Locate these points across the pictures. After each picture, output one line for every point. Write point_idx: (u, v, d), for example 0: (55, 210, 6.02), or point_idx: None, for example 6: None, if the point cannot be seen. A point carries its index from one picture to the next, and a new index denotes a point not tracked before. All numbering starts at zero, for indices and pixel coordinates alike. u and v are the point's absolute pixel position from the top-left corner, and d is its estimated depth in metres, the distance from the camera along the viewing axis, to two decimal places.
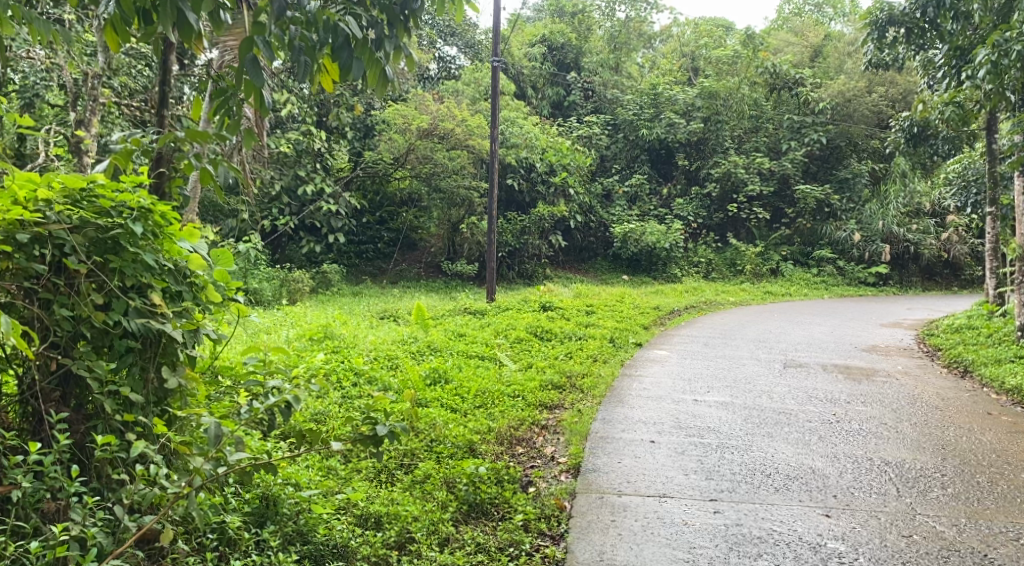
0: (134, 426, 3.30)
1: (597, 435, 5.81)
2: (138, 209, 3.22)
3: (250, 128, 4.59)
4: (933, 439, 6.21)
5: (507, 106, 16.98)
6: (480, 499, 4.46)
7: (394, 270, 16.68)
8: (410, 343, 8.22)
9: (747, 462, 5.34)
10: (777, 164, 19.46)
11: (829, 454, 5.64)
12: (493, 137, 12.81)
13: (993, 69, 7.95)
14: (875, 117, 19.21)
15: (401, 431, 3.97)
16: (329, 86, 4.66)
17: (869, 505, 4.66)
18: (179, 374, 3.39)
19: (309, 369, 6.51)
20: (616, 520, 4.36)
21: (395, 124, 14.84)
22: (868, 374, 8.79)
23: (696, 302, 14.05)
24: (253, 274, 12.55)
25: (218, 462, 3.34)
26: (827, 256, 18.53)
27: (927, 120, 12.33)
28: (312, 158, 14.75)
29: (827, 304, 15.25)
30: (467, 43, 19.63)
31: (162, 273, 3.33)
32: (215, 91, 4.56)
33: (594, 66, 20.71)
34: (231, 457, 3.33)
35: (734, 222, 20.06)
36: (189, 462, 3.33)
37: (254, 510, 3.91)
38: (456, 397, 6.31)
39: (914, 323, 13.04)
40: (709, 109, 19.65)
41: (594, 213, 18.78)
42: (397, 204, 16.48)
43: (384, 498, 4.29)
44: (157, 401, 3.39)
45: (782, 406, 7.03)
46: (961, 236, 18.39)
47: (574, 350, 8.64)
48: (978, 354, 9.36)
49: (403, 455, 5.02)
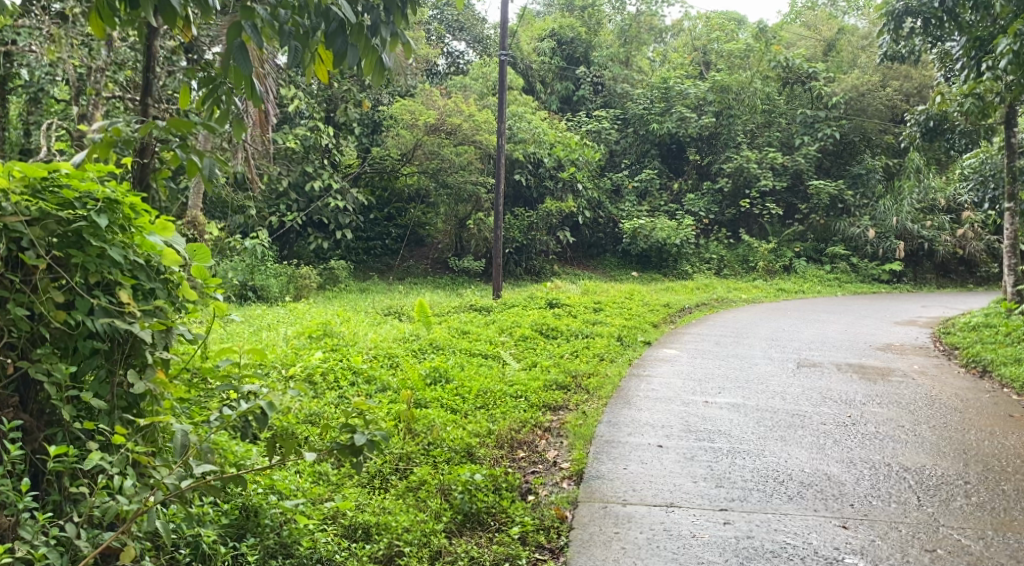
0: (94, 435, 3.11)
1: (602, 439, 5.57)
2: (105, 201, 3.03)
3: (239, 119, 4.45)
4: (955, 443, 5.94)
5: (515, 101, 16.73)
6: (476, 508, 4.23)
7: (401, 266, 16.46)
8: (411, 341, 7.98)
9: (759, 468, 5.09)
10: (790, 160, 19.11)
11: (845, 459, 5.38)
12: (501, 132, 12.56)
13: (1016, 58, 7.63)
14: (889, 111, 18.92)
15: (387, 439, 3.72)
16: (324, 76, 4.40)
17: (888, 516, 4.41)
18: (147, 378, 3.18)
19: (306, 369, 6.30)
20: (619, 532, 4.12)
21: (402, 119, 14.43)
22: (884, 374, 8.51)
23: (706, 300, 13.77)
24: (259, 272, 12.32)
25: (183, 475, 3.13)
26: (841, 253, 18.20)
27: (944, 113, 12.06)
28: (320, 155, 14.46)
29: (841, 301, 14.95)
30: (475, 39, 19.23)
31: (131, 269, 3.13)
32: (204, 78, 4.38)
33: (603, 60, 20.39)
34: (196, 469, 3.11)
35: (745, 218, 19.79)
36: (152, 474, 3.08)
37: (233, 522, 3.70)
38: (456, 397, 6.08)
39: (930, 321, 12.68)
40: (720, 104, 19.36)
41: (603, 209, 18.51)
42: (404, 199, 16.29)
43: (375, 507, 4.08)
44: (126, 406, 3.19)
45: (795, 408, 6.77)
46: (977, 233, 18.07)
47: (581, 349, 8.38)
48: (997, 353, 9.07)
49: (399, 459, 4.80)
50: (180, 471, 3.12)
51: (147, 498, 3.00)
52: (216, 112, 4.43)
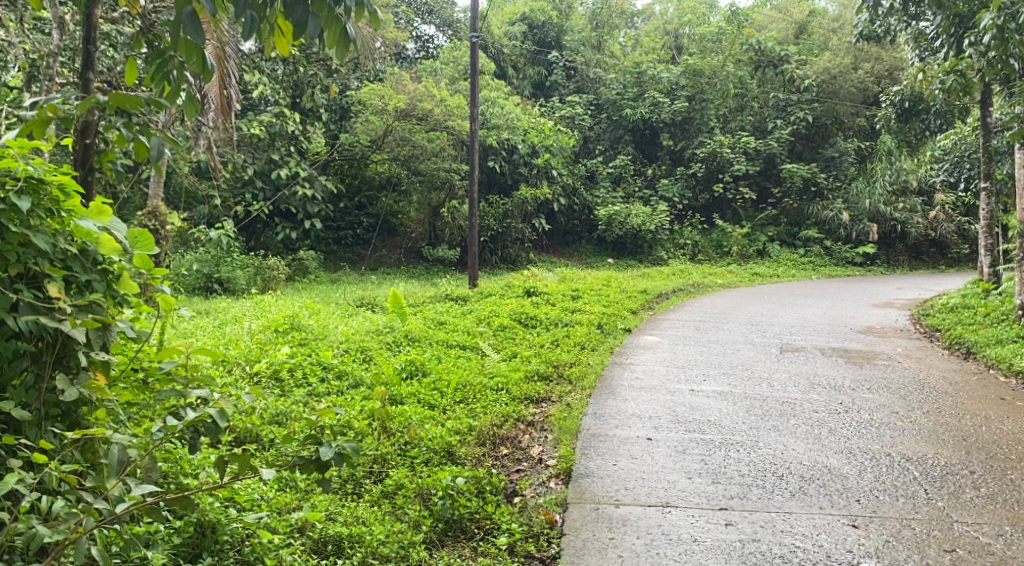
0: (17, 450, 2.74)
1: (588, 433, 5.24)
2: (27, 180, 2.73)
3: (193, 97, 4.05)
4: (953, 429, 5.70)
5: (487, 86, 16.35)
6: (458, 515, 3.91)
7: (373, 256, 16.06)
8: (385, 333, 7.59)
9: (756, 462, 4.79)
10: (763, 143, 18.88)
11: (844, 450, 5.10)
12: (472, 115, 12.10)
13: (1000, 33, 7.31)
14: (861, 93, 18.66)
15: (352, 450, 3.31)
16: (284, 48, 4.01)
17: (898, 512, 4.13)
18: (80, 383, 2.83)
19: (271, 366, 5.91)
20: (615, 538, 3.80)
21: (371, 104, 13.98)
22: (869, 358, 8.26)
23: (684, 286, 13.52)
24: (226, 263, 11.78)
25: (118, 497, 2.76)
26: (814, 236, 18.08)
27: (919, 93, 11.77)
28: (286, 142, 13.96)
29: (819, 285, 14.77)
30: (445, 22, 18.82)
31: (62, 259, 2.81)
32: (152, 52, 3.97)
33: (576, 45, 19.97)
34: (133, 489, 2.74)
35: (719, 203, 19.56)
36: (81, 495, 2.70)
37: (186, 541, 3.35)
38: (434, 392, 5.73)
39: (908, 303, 12.51)
40: (693, 88, 19.14)
41: (578, 196, 18.03)
42: (375, 188, 15.87)
43: (348, 517, 3.76)
44: (59, 416, 2.86)
45: (784, 395, 6.50)
46: (948, 215, 18.00)
47: (561, 338, 8.03)
48: (980, 334, 8.86)
49: (374, 461, 4.46)
50: (113, 495, 2.75)
51: (75, 526, 2.62)
52: (166, 89, 4.04)
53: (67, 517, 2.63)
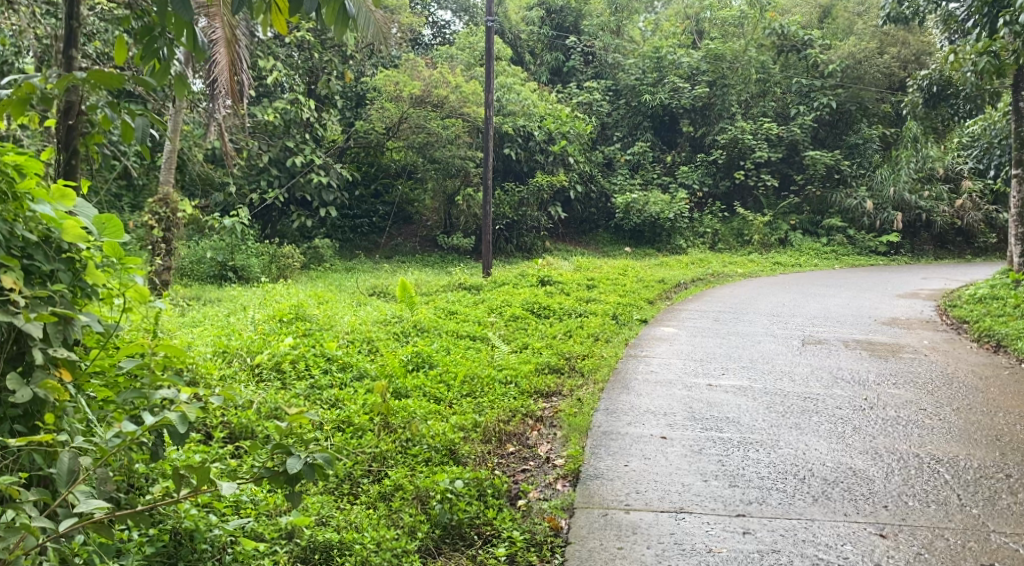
0: None
1: (599, 431, 4.99)
2: None
3: (183, 76, 3.80)
4: (985, 428, 5.38)
5: (503, 71, 16.09)
6: (456, 521, 3.69)
7: (389, 245, 15.84)
8: (394, 323, 7.37)
9: (776, 463, 4.52)
10: (786, 130, 18.49)
11: (869, 450, 4.82)
12: (486, 100, 11.76)
13: None
14: (886, 79, 18.22)
15: (333, 459, 3.09)
16: (282, 27, 3.61)
17: (929, 520, 3.87)
18: (36, 383, 2.64)
19: (273, 357, 5.70)
20: (624, 548, 3.56)
21: (385, 91, 13.71)
22: (894, 351, 7.95)
23: (703, 275, 13.19)
24: (240, 251, 11.54)
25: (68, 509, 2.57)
26: (837, 225, 17.67)
27: (948, 77, 11.38)
28: (301, 129, 13.79)
29: (842, 274, 14.40)
30: (461, 7, 18.57)
31: (21, 247, 2.63)
32: (141, 29, 3.72)
33: (594, 30, 19.63)
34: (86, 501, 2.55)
35: (740, 190, 19.15)
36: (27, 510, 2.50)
37: (159, 551, 3.20)
38: (441, 385, 5.50)
39: (933, 293, 12.13)
40: (714, 73, 18.72)
41: (594, 184, 17.76)
42: (390, 175, 15.64)
43: (339, 520, 3.55)
44: (19, 416, 2.70)
45: (806, 390, 6.21)
46: (975, 203, 17.44)
47: (574, 329, 7.77)
48: (1012, 327, 8.48)
49: (372, 460, 4.24)
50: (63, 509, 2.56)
51: (15, 544, 2.41)
52: (156, 68, 3.79)
53: (7, 534, 2.42)
